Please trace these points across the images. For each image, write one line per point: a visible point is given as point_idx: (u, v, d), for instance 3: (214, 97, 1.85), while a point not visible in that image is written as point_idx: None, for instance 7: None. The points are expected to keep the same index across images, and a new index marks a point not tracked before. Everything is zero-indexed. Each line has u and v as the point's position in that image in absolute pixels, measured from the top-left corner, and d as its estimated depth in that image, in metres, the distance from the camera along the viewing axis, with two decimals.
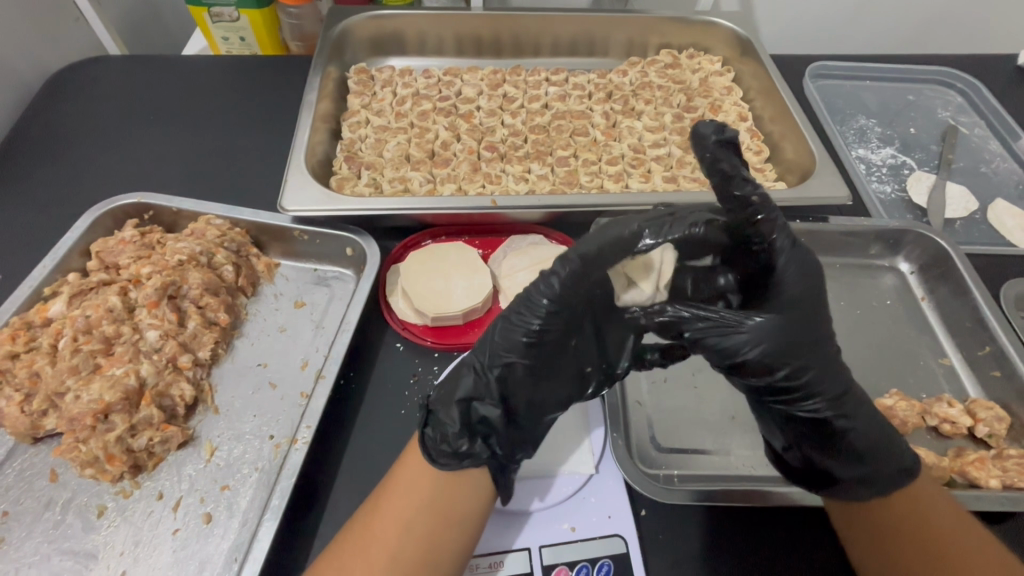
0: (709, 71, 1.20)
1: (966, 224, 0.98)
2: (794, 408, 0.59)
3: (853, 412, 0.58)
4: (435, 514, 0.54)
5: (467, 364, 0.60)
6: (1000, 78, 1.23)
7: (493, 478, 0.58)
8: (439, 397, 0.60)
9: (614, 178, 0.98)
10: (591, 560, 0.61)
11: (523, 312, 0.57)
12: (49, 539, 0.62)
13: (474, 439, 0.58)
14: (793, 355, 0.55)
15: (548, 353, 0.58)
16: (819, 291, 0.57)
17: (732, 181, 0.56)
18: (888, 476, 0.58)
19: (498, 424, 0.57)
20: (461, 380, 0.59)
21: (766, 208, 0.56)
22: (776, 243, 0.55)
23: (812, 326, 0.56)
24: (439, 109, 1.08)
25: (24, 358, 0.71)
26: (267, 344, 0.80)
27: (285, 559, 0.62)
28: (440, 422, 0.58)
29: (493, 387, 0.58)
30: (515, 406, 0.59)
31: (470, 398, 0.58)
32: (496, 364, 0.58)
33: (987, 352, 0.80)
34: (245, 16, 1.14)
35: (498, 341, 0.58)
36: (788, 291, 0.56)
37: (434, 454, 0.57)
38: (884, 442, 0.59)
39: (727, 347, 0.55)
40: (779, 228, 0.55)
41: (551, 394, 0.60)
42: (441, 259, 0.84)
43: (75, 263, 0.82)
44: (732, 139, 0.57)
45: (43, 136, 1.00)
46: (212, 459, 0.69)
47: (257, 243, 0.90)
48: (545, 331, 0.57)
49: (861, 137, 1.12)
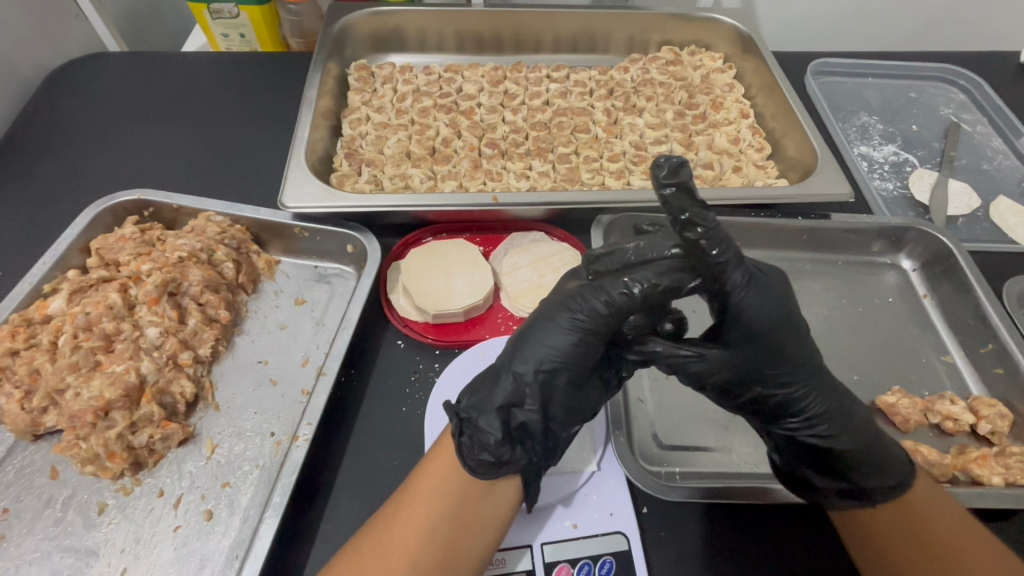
0: (710, 68, 1.19)
1: (968, 221, 0.98)
2: (774, 424, 0.62)
3: (837, 431, 0.59)
4: (460, 518, 0.54)
5: (509, 369, 0.57)
6: (1003, 76, 1.23)
7: (523, 484, 0.58)
8: (475, 404, 0.57)
9: (616, 175, 0.98)
10: (593, 557, 0.60)
11: (574, 318, 0.57)
12: (50, 536, 0.62)
13: (513, 446, 0.56)
14: (757, 377, 0.58)
15: (587, 361, 0.57)
16: (789, 318, 0.57)
17: (679, 216, 0.51)
18: (878, 492, 0.57)
19: (537, 431, 0.57)
20: (500, 386, 0.57)
21: (710, 240, 0.52)
22: (731, 281, 0.55)
23: (778, 350, 0.57)
24: (440, 106, 1.07)
25: (24, 355, 0.71)
26: (268, 341, 0.80)
27: (286, 556, 0.62)
28: (479, 430, 0.55)
29: (536, 394, 0.57)
30: (554, 414, 0.58)
31: (509, 405, 0.56)
32: (541, 372, 0.57)
33: (989, 350, 0.80)
34: (245, 12, 1.13)
35: (541, 350, 0.57)
36: (750, 323, 0.56)
37: (472, 464, 0.55)
38: (881, 453, 0.58)
39: (687, 370, 0.58)
40: (730, 265, 0.54)
41: (587, 404, 0.60)
42: (441, 256, 0.84)
43: (75, 260, 0.82)
44: (687, 180, 0.51)
45: (43, 133, 1.00)
46: (212, 456, 0.69)
47: (257, 240, 0.89)
48: (582, 341, 0.57)
49: (863, 134, 1.12)
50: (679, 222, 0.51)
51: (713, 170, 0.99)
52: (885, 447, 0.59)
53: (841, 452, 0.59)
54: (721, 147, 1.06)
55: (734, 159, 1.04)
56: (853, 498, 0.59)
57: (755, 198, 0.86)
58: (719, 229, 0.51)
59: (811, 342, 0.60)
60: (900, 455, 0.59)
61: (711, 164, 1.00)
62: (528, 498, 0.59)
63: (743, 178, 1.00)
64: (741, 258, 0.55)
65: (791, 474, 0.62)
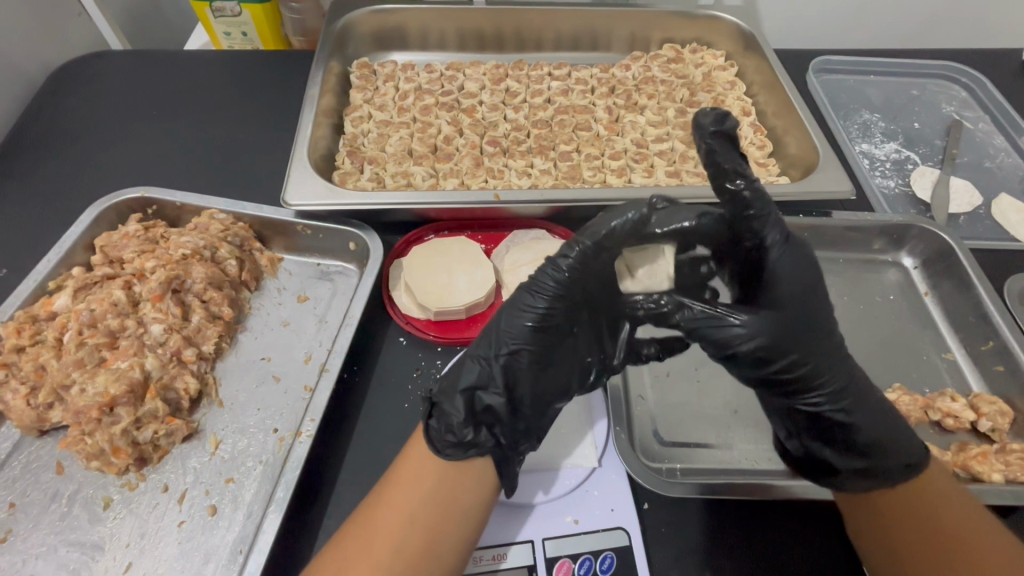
0: (712, 66, 1.19)
1: (969, 219, 0.98)
2: (796, 400, 0.61)
3: (854, 406, 0.60)
4: (437, 503, 0.54)
5: (471, 355, 0.61)
6: (1005, 73, 1.23)
7: (497, 471, 0.58)
8: (442, 389, 0.60)
9: (618, 173, 0.98)
10: (594, 552, 0.61)
11: (527, 299, 0.60)
12: (56, 530, 0.63)
13: (479, 429, 0.58)
14: (789, 348, 0.58)
15: (550, 338, 0.61)
16: (819, 290, 0.59)
17: (721, 164, 0.56)
18: (896, 470, 0.59)
19: (502, 412, 0.58)
20: (465, 370, 0.59)
21: (753, 191, 0.57)
22: (767, 239, 0.58)
23: (810, 316, 0.59)
24: (442, 104, 1.08)
25: (30, 351, 0.72)
26: (271, 338, 0.80)
27: (289, 550, 0.62)
28: (446, 414, 0.57)
29: (499, 376, 0.59)
30: (520, 396, 0.60)
31: (474, 389, 0.58)
32: (503, 354, 0.60)
33: (990, 347, 0.80)
34: (247, 11, 1.13)
35: (503, 332, 0.60)
36: (784, 286, 0.58)
37: (439, 446, 0.57)
38: (895, 434, 0.60)
39: (726, 335, 0.58)
40: (767, 222, 0.57)
41: (556, 382, 0.61)
42: (443, 254, 0.84)
43: (80, 257, 0.82)
44: (732, 128, 0.57)
45: (47, 131, 1.01)
46: (216, 452, 0.69)
47: (260, 237, 0.90)
48: (545, 320, 0.60)
49: (864, 132, 1.11)
50: (720, 170, 0.57)
51: None
52: (895, 429, 0.61)
53: (855, 428, 0.60)
54: None
55: None
56: (870, 477, 0.59)
57: None
58: (758, 183, 0.56)
59: (832, 318, 0.61)
60: (914, 438, 0.61)
61: None
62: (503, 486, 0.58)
63: None
64: (779, 220, 0.58)
65: (810, 455, 0.63)
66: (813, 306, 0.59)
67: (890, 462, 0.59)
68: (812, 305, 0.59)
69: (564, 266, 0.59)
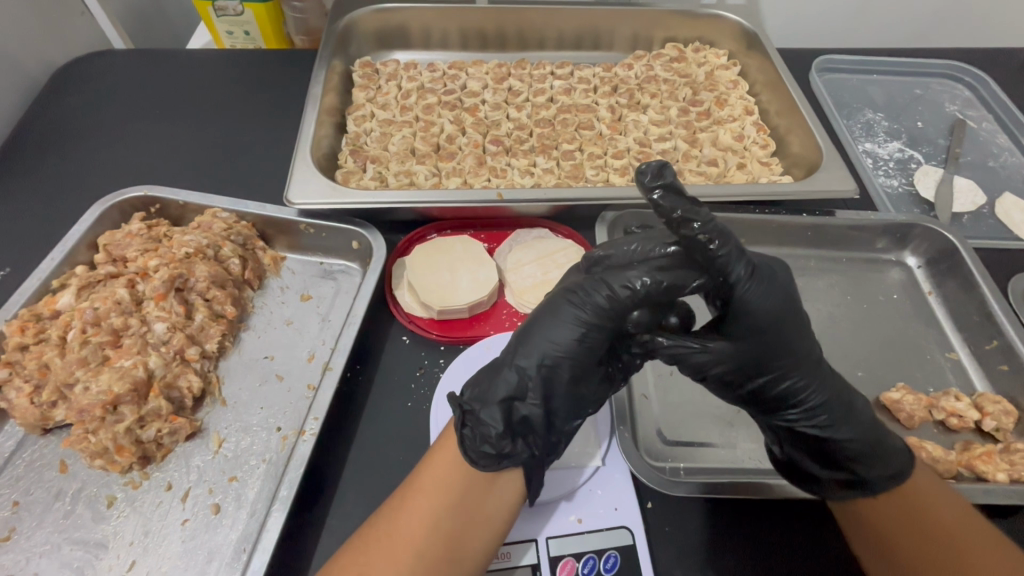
0: (714, 65, 1.19)
1: (973, 218, 0.98)
2: (777, 416, 0.62)
3: (836, 422, 0.59)
4: (462, 508, 0.54)
5: (512, 362, 0.58)
6: (1009, 72, 1.22)
7: (526, 480, 0.58)
8: (476, 397, 0.58)
9: (620, 172, 0.98)
10: (598, 551, 0.61)
11: (577, 310, 0.58)
12: (59, 528, 0.63)
13: (516, 439, 0.57)
14: (757, 370, 0.59)
15: (589, 356, 0.58)
16: (792, 311, 0.59)
17: (671, 214, 0.52)
18: (877, 481, 0.58)
19: (540, 424, 0.58)
20: (503, 380, 0.58)
21: (709, 234, 0.53)
22: (734, 274, 0.56)
23: (783, 341, 0.58)
24: (444, 103, 1.08)
25: (33, 350, 0.72)
26: (274, 337, 0.80)
27: (293, 549, 0.62)
28: (482, 423, 0.56)
29: (537, 386, 0.57)
30: (556, 409, 0.59)
31: (510, 398, 0.57)
32: (542, 364, 0.58)
33: (994, 346, 0.80)
34: (250, 10, 1.13)
35: (544, 342, 0.58)
36: (756, 314, 0.57)
37: (474, 456, 0.56)
38: (884, 445, 0.58)
39: (690, 362, 0.58)
40: (731, 259, 0.55)
41: (588, 397, 0.60)
42: (447, 252, 0.84)
43: (83, 256, 0.82)
44: (671, 179, 0.53)
45: (50, 130, 1.01)
46: (219, 450, 0.69)
47: (263, 236, 0.90)
48: (588, 334, 0.58)
49: (867, 131, 1.11)
50: (671, 220, 0.52)
51: (718, 167, 0.99)
52: (885, 440, 0.59)
53: (843, 445, 0.59)
54: (726, 145, 1.06)
55: (738, 156, 1.04)
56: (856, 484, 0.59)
57: (758, 195, 0.87)
58: (714, 225, 0.52)
59: (813, 342, 0.61)
60: (900, 447, 0.59)
61: (715, 162, 1.00)
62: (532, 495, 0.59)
63: (748, 176, 1.00)
64: (744, 253, 0.56)
65: (789, 462, 0.63)
66: (786, 333, 0.58)
67: (873, 469, 0.58)
68: (785, 332, 0.58)
69: (617, 289, 0.57)
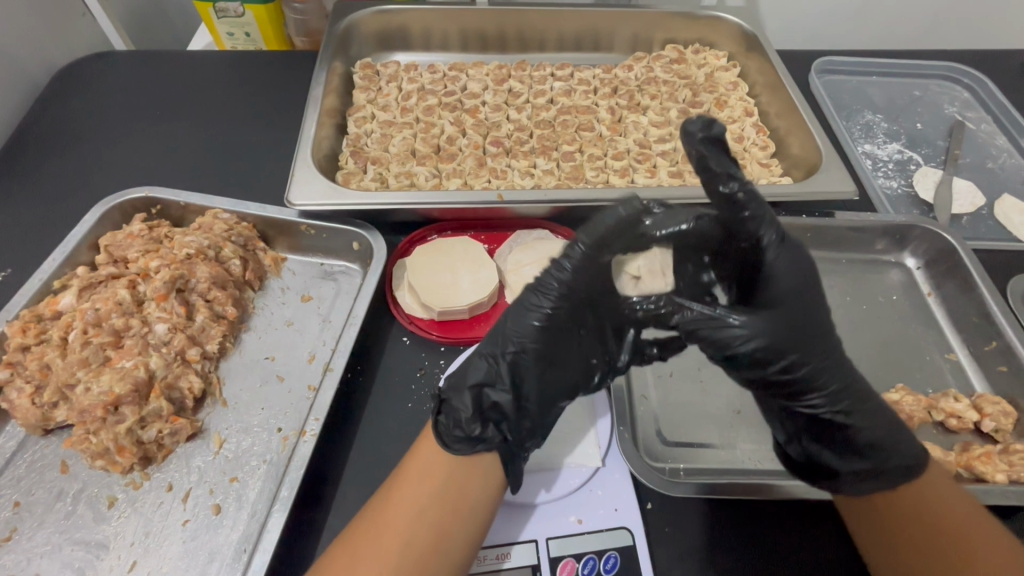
0: (714, 67, 1.19)
1: (972, 219, 0.98)
2: (795, 402, 0.61)
3: (856, 407, 0.60)
4: (445, 499, 0.55)
5: (481, 352, 0.60)
6: (1007, 74, 1.23)
7: (505, 470, 0.58)
8: (451, 385, 0.60)
9: (620, 173, 0.98)
10: (598, 552, 0.61)
11: (535, 296, 0.60)
12: (60, 529, 0.63)
13: (486, 425, 0.58)
14: (788, 349, 0.57)
15: (553, 337, 0.60)
16: (815, 287, 0.59)
17: (712, 169, 0.56)
18: (896, 471, 0.59)
19: (510, 411, 0.57)
20: (473, 367, 0.60)
21: (745, 197, 0.56)
22: (764, 241, 0.57)
23: (807, 319, 0.58)
24: (445, 104, 1.08)
25: (34, 350, 0.72)
26: (275, 338, 0.80)
27: (293, 549, 0.63)
28: (454, 409, 0.58)
29: (505, 373, 0.58)
30: (526, 394, 0.59)
31: (482, 385, 0.58)
32: (510, 351, 0.59)
33: (994, 347, 0.80)
34: (250, 12, 1.13)
35: (510, 329, 0.60)
36: (778, 288, 0.58)
37: (446, 440, 0.57)
38: (895, 437, 0.59)
39: (722, 338, 0.57)
40: (763, 222, 0.57)
41: (560, 382, 0.61)
42: (447, 254, 0.84)
43: (84, 256, 0.82)
44: (718, 134, 0.57)
45: (51, 131, 1.01)
46: (220, 451, 0.69)
47: (264, 237, 0.90)
48: (552, 317, 0.59)
49: (867, 133, 1.12)
50: (713, 174, 0.56)
51: None
52: (894, 430, 0.60)
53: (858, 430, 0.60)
54: (726, 146, 1.06)
55: (738, 157, 1.04)
56: (870, 476, 0.59)
57: (758, 196, 0.87)
58: (752, 185, 0.55)
59: (829, 319, 0.61)
60: (914, 442, 0.60)
61: None
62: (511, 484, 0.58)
63: (747, 177, 1.00)
64: (774, 220, 0.58)
65: (810, 460, 0.62)
66: (812, 312, 0.59)
67: (888, 460, 0.59)
68: (811, 312, 0.59)
69: (568, 269, 0.57)
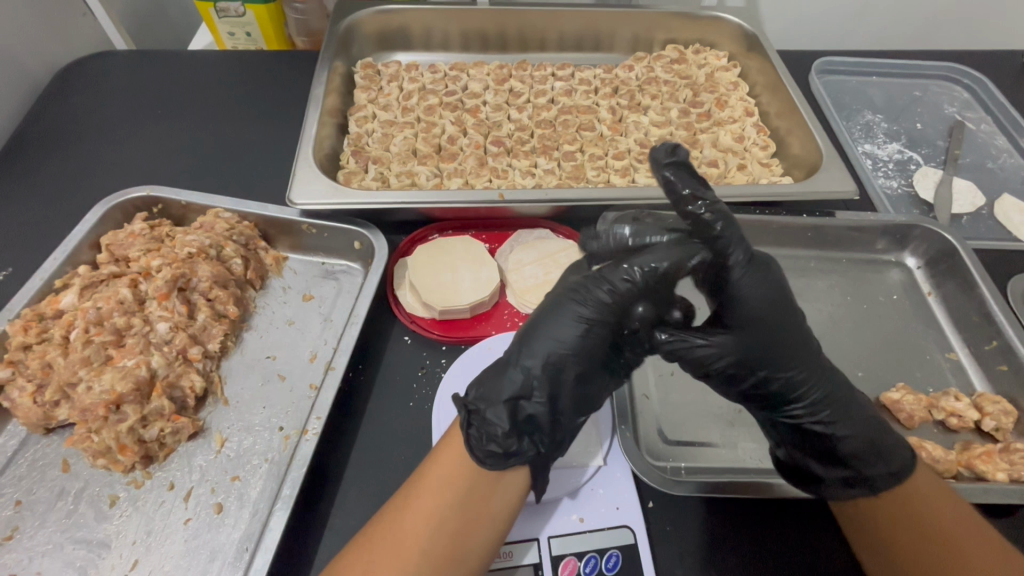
0: (715, 67, 1.20)
1: (972, 219, 0.98)
2: (776, 413, 0.63)
3: (837, 416, 0.60)
4: (466, 507, 0.54)
5: (517, 362, 0.58)
6: (1007, 74, 1.23)
7: (530, 477, 0.58)
8: (481, 396, 0.58)
9: (621, 172, 0.98)
10: (600, 550, 0.61)
11: (580, 309, 0.59)
12: (62, 528, 0.63)
13: (522, 438, 0.56)
14: (759, 363, 0.59)
15: (592, 353, 0.59)
16: (787, 300, 0.61)
17: (679, 190, 0.58)
18: (880, 479, 0.58)
19: (545, 422, 0.57)
20: (508, 379, 0.58)
21: (713, 213, 0.57)
22: (732, 258, 0.58)
23: (785, 332, 0.60)
24: (446, 104, 1.08)
25: (36, 349, 0.72)
26: (277, 337, 0.80)
27: (295, 548, 0.63)
28: (488, 422, 0.56)
29: (543, 385, 0.57)
30: (562, 407, 0.58)
31: (516, 398, 0.57)
32: (549, 363, 0.58)
33: (994, 347, 0.80)
34: (251, 11, 1.13)
35: (551, 340, 0.59)
36: (755, 303, 0.59)
37: (480, 455, 0.55)
38: (881, 442, 0.59)
39: (695, 356, 0.58)
40: (732, 241, 0.58)
41: (594, 393, 0.60)
42: (448, 253, 0.84)
43: (86, 255, 0.82)
44: (683, 159, 0.59)
45: (52, 130, 1.01)
46: (222, 450, 0.69)
47: (266, 237, 0.90)
48: (590, 331, 0.59)
49: (867, 133, 1.12)
50: (680, 197, 0.58)
51: (718, 168, 1.00)
52: (877, 437, 0.60)
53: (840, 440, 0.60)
54: (726, 146, 1.07)
55: (738, 157, 1.05)
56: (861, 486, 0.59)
57: (759, 196, 0.87)
58: (718, 203, 0.57)
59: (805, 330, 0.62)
60: (903, 446, 0.60)
61: (716, 162, 1.01)
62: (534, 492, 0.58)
63: (748, 176, 1.00)
64: (742, 238, 0.59)
65: (796, 467, 0.63)
66: (786, 326, 0.60)
67: (877, 467, 0.59)
68: (786, 325, 0.60)
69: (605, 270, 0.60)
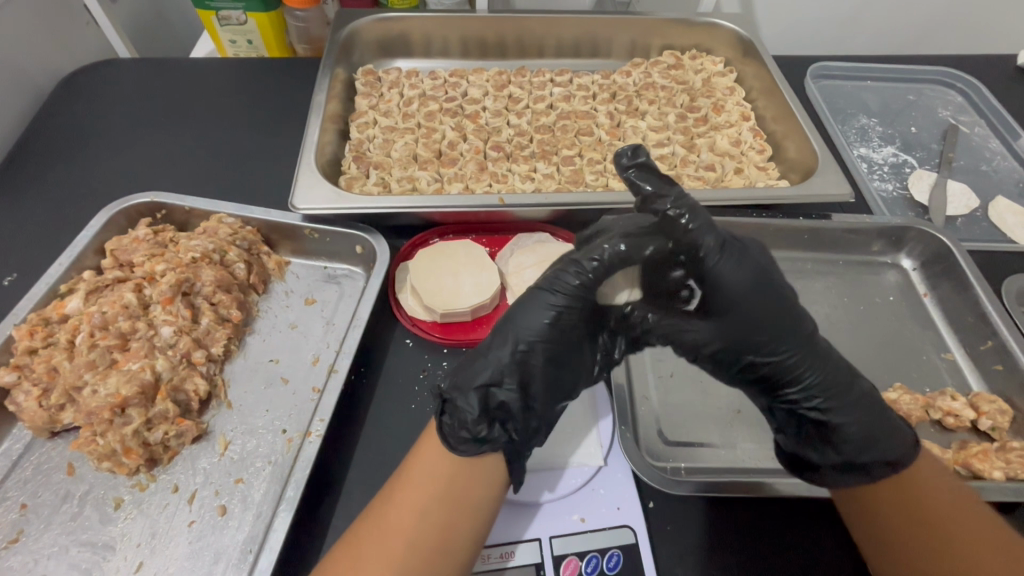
0: (711, 72, 1.21)
1: (966, 221, 1.00)
2: (775, 399, 0.64)
3: (834, 403, 0.60)
4: (447, 499, 0.55)
5: (488, 352, 0.59)
6: (1000, 79, 1.25)
7: (508, 467, 0.58)
8: (455, 385, 0.58)
9: (619, 177, 0.99)
10: (601, 550, 0.62)
11: (551, 294, 0.59)
12: (67, 530, 0.63)
13: (494, 425, 0.57)
14: (748, 348, 0.60)
15: (563, 338, 0.60)
16: (767, 283, 0.58)
17: (641, 191, 0.57)
18: (876, 468, 0.59)
19: (517, 411, 0.57)
20: (482, 366, 0.58)
21: (678, 207, 0.56)
22: (704, 246, 0.56)
23: (765, 319, 0.58)
24: (445, 110, 1.10)
25: (42, 353, 0.73)
26: (280, 341, 0.81)
27: (298, 551, 0.63)
28: (460, 410, 0.57)
29: (513, 372, 0.58)
30: (534, 394, 0.59)
31: (487, 385, 0.57)
32: (520, 350, 0.58)
33: (989, 347, 0.81)
34: (252, 19, 1.14)
35: (519, 328, 0.59)
36: (733, 287, 0.57)
37: (453, 442, 0.56)
38: (879, 428, 0.59)
39: (682, 340, 0.61)
40: (701, 230, 0.56)
41: (566, 382, 0.60)
42: (449, 256, 0.85)
43: (90, 261, 0.83)
44: (645, 160, 0.57)
45: (55, 138, 1.02)
46: (225, 453, 0.70)
47: (268, 241, 0.91)
48: (561, 318, 0.59)
49: (862, 136, 1.13)
50: (644, 197, 0.57)
51: (715, 172, 1.01)
52: (874, 426, 0.59)
53: (836, 426, 0.60)
54: (723, 150, 1.07)
55: (735, 161, 1.05)
56: (857, 475, 0.59)
57: (757, 199, 0.88)
58: (686, 198, 0.56)
59: (796, 308, 0.60)
60: (904, 435, 0.60)
61: (712, 166, 1.02)
62: (515, 480, 0.59)
63: (745, 180, 1.01)
64: (713, 225, 0.57)
65: (795, 455, 0.64)
66: (763, 309, 0.58)
67: (871, 459, 0.59)
68: (762, 306, 0.58)
69: (589, 271, 0.58)
